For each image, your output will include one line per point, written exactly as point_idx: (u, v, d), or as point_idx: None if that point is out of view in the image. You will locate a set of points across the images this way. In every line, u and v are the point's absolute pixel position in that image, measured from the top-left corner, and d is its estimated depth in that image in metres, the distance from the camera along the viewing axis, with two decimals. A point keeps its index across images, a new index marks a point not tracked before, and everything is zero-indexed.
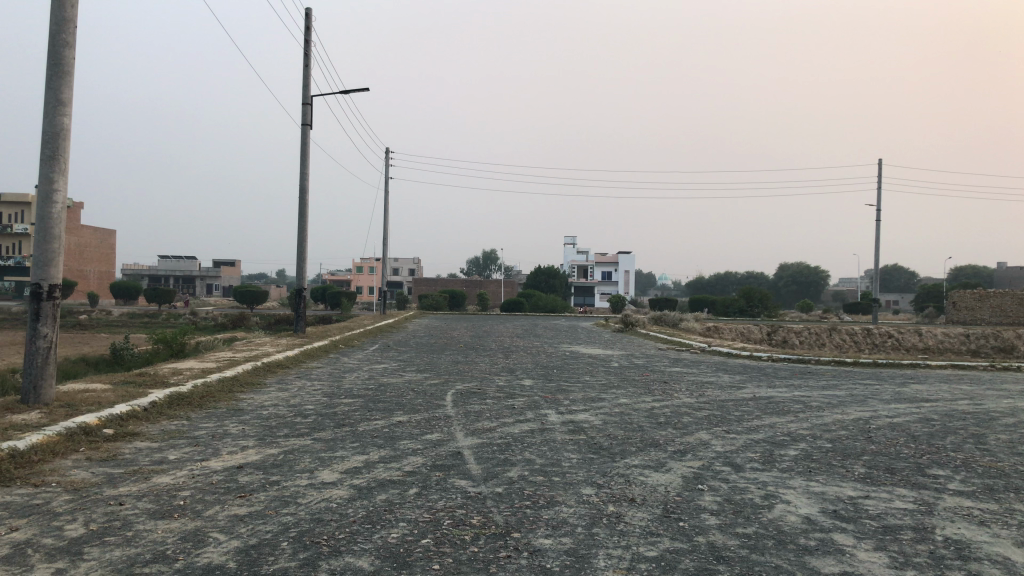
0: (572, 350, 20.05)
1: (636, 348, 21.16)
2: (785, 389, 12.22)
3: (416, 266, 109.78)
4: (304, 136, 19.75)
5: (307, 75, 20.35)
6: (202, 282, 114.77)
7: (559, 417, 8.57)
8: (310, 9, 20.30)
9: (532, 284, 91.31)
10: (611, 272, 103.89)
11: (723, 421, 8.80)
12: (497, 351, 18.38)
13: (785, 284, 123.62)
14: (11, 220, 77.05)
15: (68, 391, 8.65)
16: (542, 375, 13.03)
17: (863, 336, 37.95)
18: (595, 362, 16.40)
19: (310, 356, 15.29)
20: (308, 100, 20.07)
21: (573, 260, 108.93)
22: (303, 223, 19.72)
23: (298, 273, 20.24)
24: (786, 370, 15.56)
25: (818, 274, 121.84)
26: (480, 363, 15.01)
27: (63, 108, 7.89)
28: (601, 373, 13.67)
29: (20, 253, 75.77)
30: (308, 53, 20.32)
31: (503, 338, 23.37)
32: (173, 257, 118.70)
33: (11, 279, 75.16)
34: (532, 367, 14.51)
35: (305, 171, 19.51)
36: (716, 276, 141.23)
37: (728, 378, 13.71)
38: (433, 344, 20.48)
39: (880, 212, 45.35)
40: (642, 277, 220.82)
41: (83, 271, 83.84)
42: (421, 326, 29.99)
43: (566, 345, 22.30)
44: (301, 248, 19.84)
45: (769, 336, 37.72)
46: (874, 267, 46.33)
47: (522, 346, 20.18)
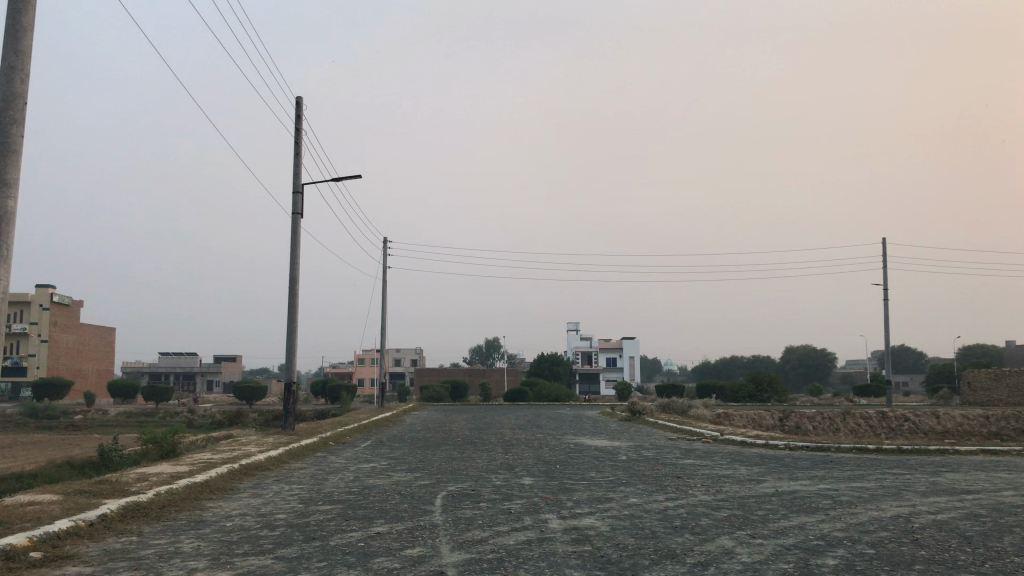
0: (577, 443, 18.91)
1: (644, 439, 20.07)
2: (808, 482, 11.16)
3: (418, 356, 108.60)
4: (294, 225, 19.19)
5: (298, 164, 19.96)
6: (204, 377, 113.49)
7: (561, 523, 7.59)
8: (301, 98, 20.05)
9: (536, 372, 90.11)
10: (616, 358, 102.76)
11: (746, 523, 7.80)
12: (496, 445, 17.29)
13: (792, 367, 122.22)
14: (10, 319, 76.60)
15: (8, 505, 7.69)
16: (544, 472, 12.03)
17: (878, 420, 36.64)
18: (601, 455, 15.30)
19: (295, 456, 14.27)
20: (300, 189, 19.60)
21: (578, 347, 107.87)
22: (292, 315, 19.00)
23: (288, 366, 19.36)
24: (807, 459, 14.45)
25: (824, 356, 120.64)
26: (477, 460, 13.97)
27: (6, 189, 7.27)
28: (608, 469, 12.61)
29: (19, 353, 75.11)
30: (299, 141, 19.98)
31: (504, 430, 22.22)
32: (175, 354, 117.89)
33: (8, 380, 74.26)
34: (533, 463, 13.46)
35: (295, 260, 18.89)
36: (722, 361, 140.03)
37: (746, 470, 12.64)
38: (430, 439, 19.37)
39: (887, 292, 44.54)
40: (647, 364, 219.65)
41: (82, 370, 82.89)
42: (420, 420, 28.87)
43: (570, 436, 21.17)
44: (291, 340, 19.05)
45: (782, 422, 36.41)
46: (885, 347, 45.25)
47: (523, 439, 19.04)
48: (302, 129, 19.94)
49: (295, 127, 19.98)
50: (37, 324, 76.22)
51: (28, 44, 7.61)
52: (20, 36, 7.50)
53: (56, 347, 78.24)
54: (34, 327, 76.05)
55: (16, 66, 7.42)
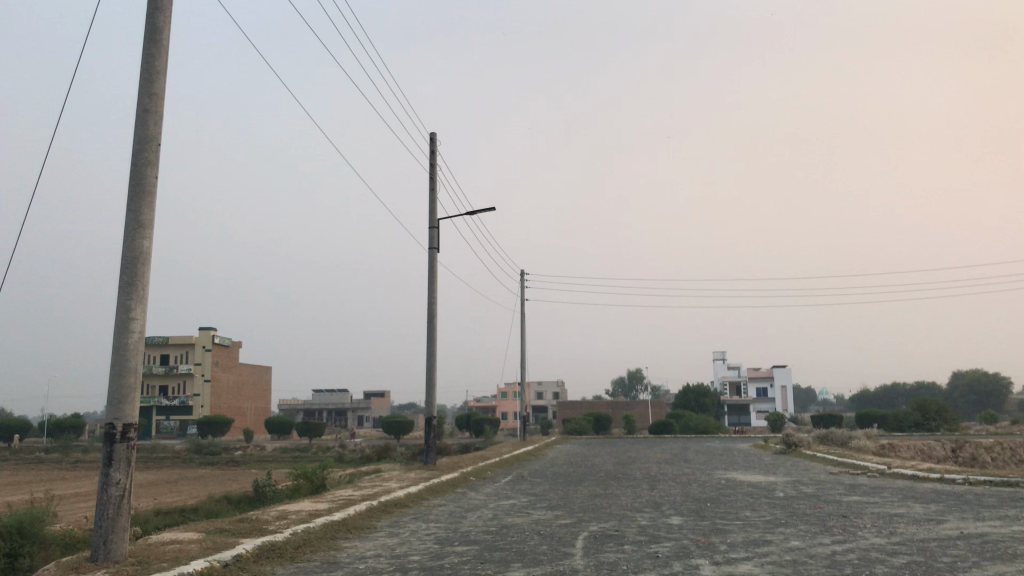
0: (729, 478, 17.82)
1: (802, 473, 18.70)
2: (999, 523, 9.82)
3: (561, 389, 108.20)
4: (431, 260, 19.24)
5: (433, 199, 20.09)
6: (354, 413, 117.29)
7: (715, 570, 6.86)
8: (434, 133, 20.24)
9: (681, 404, 87.71)
10: (766, 388, 98.72)
11: (932, 572, 6.79)
12: (642, 480, 16.47)
13: (960, 394, 113.65)
14: (178, 361, 81.79)
15: (150, 544, 7.74)
16: (693, 511, 11.20)
17: None
18: (755, 491, 14.25)
19: (435, 493, 14.03)
20: (435, 224, 19.69)
21: (724, 377, 104.38)
22: (431, 350, 18.98)
23: (428, 400, 19.31)
24: (994, 497, 12.90)
25: (999, 382, 111.28)
26: (621, 497, 13.23)
27: (142, 230, 7.46)
28: (764, 508, 11.63)
29: (186, 393, 79.93)
30: (434, 175, 20.12)
31: (650, 465, 21.32)
32: (327, 391, 122.70)
33: (177, 419, 79.11)
34: (682, 500, 12.63)
35: (432, 295, 18.91)
36: (881, 389, 132.09)
37: (923, 509, 11.32)
38: (572, 474, 18.76)
39: None
40: (799, 394, 210.45)
41: (242, 408, 87.38)
42: (563, 453, 28.34)
43: (721, 471, 20.02)
44: (431, 374, 19.01)
45: (955, 454, 33.38)
46: None
47: (670, 475, 18.13)
48: (436, 164, 20.08)
49: (429, 163, 20.15)
50: (202, 364, 81.16)
51: (160, 88, 7.89)
52: (155, 81, 7.76)
53: (219, 386, 82.98)
54: (199, 368, 80.89)
55: (150, 109, 7.67)
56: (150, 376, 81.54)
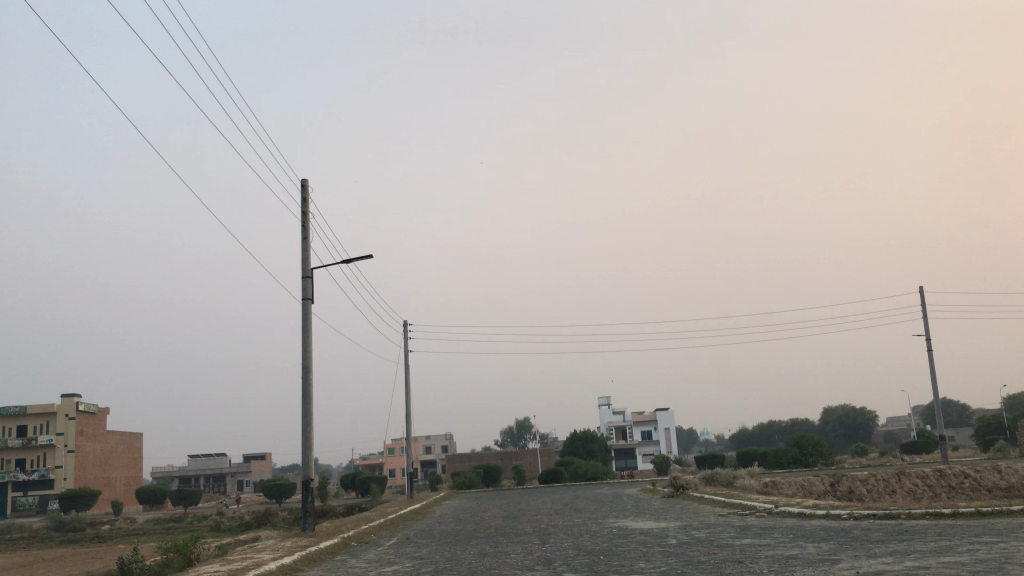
0: (621, 526, 17.41)
1: (693, 517, 18.53)
2: (891, 559, 9.71)
3: (449, 442, 106.48)
4: (305, 311, 18.26)
5: (306, 248, 19.17)
6: (233, 478, 111.73)
7: None
8: (305, 179, 19.41)
9: (570, 451, 87.75)
10: (651, 431, 100.20)
11: None
12: (532, 535, 15.84)
13: (832, 429, 118.75)
14: (37, 431, 75.92)
15: None
16: (587, 567, 10.64)
17: (936, 478, 34.65)
18: (649, 540, 13.89)
19: (310, 563, 12.96)
20: (309, 273, 18.77)
21: (611, 422, 105.39)
22: (306, 406, 17.89)
23: (305, 461, 18.16)
24: (879, 531, 12.99)
25: (865, 416, 117.10)
26: (511, 555, 12.54)
27: None
28: (659, 558, 11.19)
29: (46, 466, 74.07)
30: (305, 223, 19.23)
31: (540, 516, 20.66)
32: (203, 456, 116.56)
33: (36, 494, 73.08)
34: (574, 554, 12.08)
35: (306, 348, 17.88)
36: (759, 428, 136.67)
37: (814, 548, 11.18)
38: (461, 532, 17.91)
39: (929, 340, 42.75)
40: (683, 436, 215.33)
41: (109, 479, 81.65)
42: (452, 510, 27.39)
43: (612, 519, 19.61)
44: (306, 432, 17.90)
45: (833, 487, 34.33)
46: (932, 398, 43.26)
47: (561, 526, 17.60)
48: (308, 212, 19.22)
49: (301, 211, 19.27)
50: (64, 434, 75.60)
51: None
52: None
53: (83, 456, 77.37)
54: (61, 438, 75.26)
55: None
56: (5, 450, 75.21)
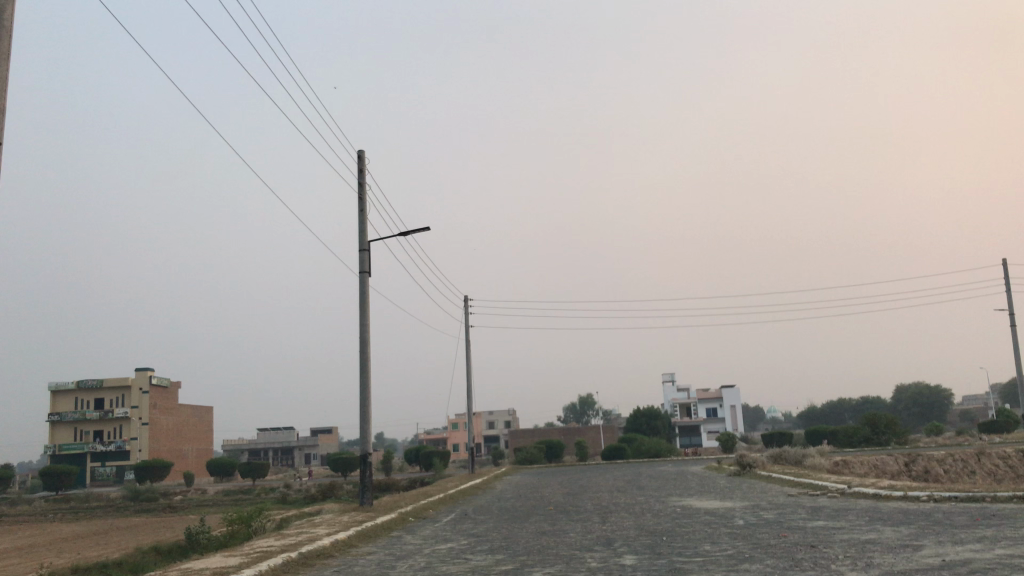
0: (682, 505, 16.83)
1: (759, 497, 17.85)
2: (981, 547, 8.91)
3: (512, 417, 106.67)
4: (362, 284, 18.04)
5: (362, 220, 18.93)
6: (301, 451, 114.00)
7: None
8: (362, 150, 19.13)
9: (633, 428, 87.01)
10: (716, 408, 98.76)
11: None
12: (592, 513, 15.36)
13: (905, 407, 115.44)
14: (114, 404, 78.48)
15: None
16: (649, 548, 10.08)
17: (1019, 459, 33.10)
18: (713, 520, 13.28)
19: (365, 538, 12.75)
20: (366, 245, 18.53)
21: (675, 399, 104.20)
22: (364, 380, 17.71)
23: (363, 434, 18.00)
24: (964, 514, 12.12)
25: (940, 394, 113.44)
26: (569, 534, 12.08)
27: None
28: (724, 540, 10.56)
29: (122, 437, 76.60)
30: (362, 196, 18.98)
31: (602, 494, 20.19)
32: (272, 430, 119.27)
33: (113, 465, 75.64)
34: (637, 534, 11.57)
35: (363, 321, 17.68)
36: (828, 406, 133.73)
37: (895, 534, 10.39)
38: (519, 508, 17.55)
39: (1012, 315, 40.77)
40: (749, 414, 212.59)
41: (182, 451, 84.00)
42: (512, 485, 27.12)
43: (674, 498, 19.05)
44: (364, 407, 17.74)
45: (908, 468, 33.00)
46: (1014, 374, 41.31)
47: (623, 504, 17.08)
48: (365, 183, 18.94)
49: (357, 182, 19.02)
50: (139, 407, 77.98)
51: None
52: None
53: (158, 429, 79.71)
54: (136, 411, 77.66)
55: None
56: (84, 421, 77.92)
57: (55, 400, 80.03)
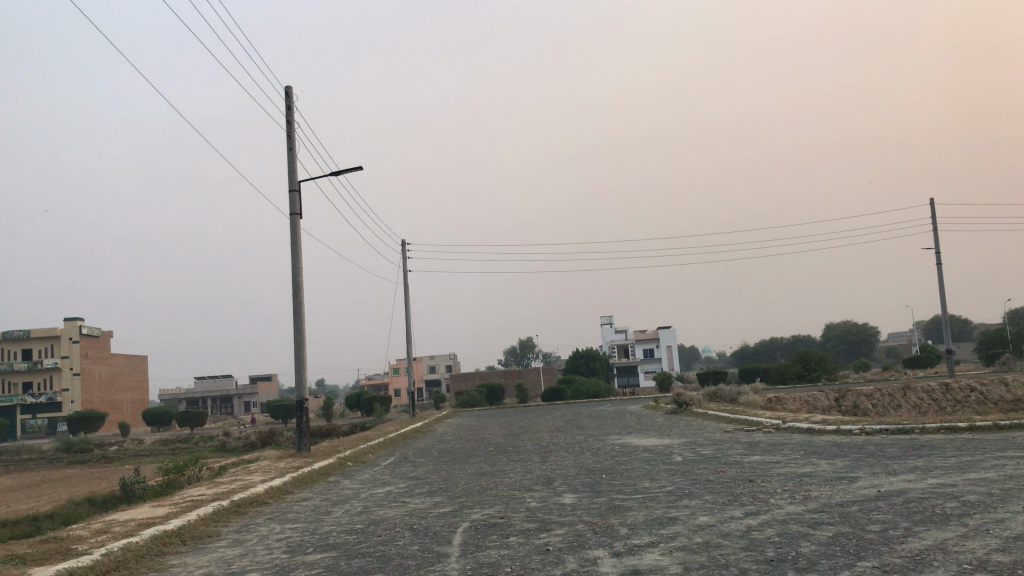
0: (622, 443, 16.93)
1: (697, 433, 18.10)
2: (913, 477, 9.02)
3: (453, 361, 107.01)
4: (293, 227, 17.44)
5: (292, 159, 18.23)
6: (240, 399, 112.72)
7: (610, 562, 5.71)
8: (289, 86, 18.34)
9: (573, 369, 88.10)
10: (653, 349, 100.57)
11: (868, 542, 5.81)
12: (532, 453, 15.33)
13: (834, 344, 119.35)
14: (41, 355, 76.10)
15: None
16: (589, 487, 10.01)
17: (942, 392, 34.39)
18: (652, 457, 13.35)
19: (300, 485, 12.44)
20: (296, 186, 17.87)
21: (613, 340, 105.74)
22: (298, 325, 17.27)
23: (298, 380, 17.61)
24: (895, 446, 12.38)
25: (867, 331, 117.47)
26: (509, 474, 11.96)
27: None
28: (663, 477, 10.55)
29: (52, 388, 74.52)
30: (291, 133, 18.24)
31: (542, 434, 20.27)
32: (210, 378, 117.53)
33: (44, 417, 73.68)
34: (577, 473, 11.51)
35: (296, 264, 17.13)
36: (761, 345, 137.52)
37: (830, 466, 10.51)
38: (459, 450, 17.45)
39: (938, 253, 42.00)
40: (685, 353, 217.52)
41: (116, 401, 82.16)
42: (453, 428, 27.11)
43: (613, 436, 19.21)
44: (298, 352, 17.32)
45: (838, 403, 33.99)
46: (940, 310, 42.78)
47: (563, 444, 17.13)
48: (294, 121, 18.20)
49: (285, 119, 18.26)
50: (69, 357, 75.80)
51: None
52: None
53: (89, 379, 77.70)
54: (66, 361, 75.51)
55: None
56: (11, 373, 75.44)
57: None
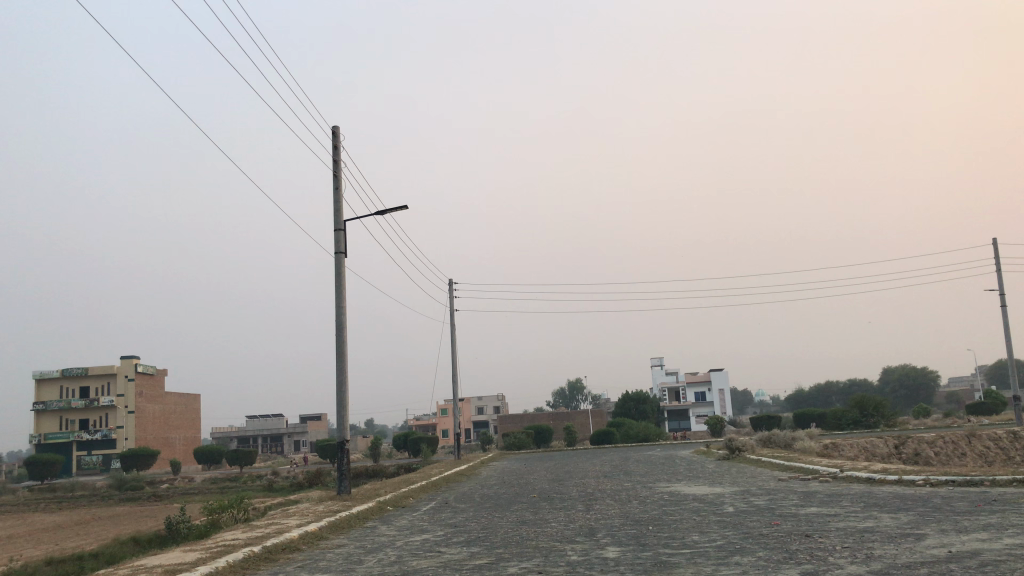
0: (671, 491, 16.28)
1: (750, 482, 17.35)
2: (986, 536, 8.32)
3: (501, 403, 106.36)
4: (337, 265, 17.36)
5: (338, 198, 18.22)
6: (290, 438, 113.39)
7: None
8: (337, 126, 18.41)
9: (622, 411, 86.82)
10: (705, 392, 98.75)
11: None
12: (576, 500, 14.79)
13: (892, 389, 115.89)
14: (98, 392, 77.61)
15: None
16: (634, 540, 9.48)
17: (1009, 441, 32.80)
18: (703, 507, 12.71)
19: (337, 530, 12.12)
20: (341, 225, 17.83)
21: (664, 383, 104.20)
22: (340, 366, 17.07)
23: (340, 420, 17.38)
24: (964, 500, 11.58)
25: (928, 376, 113.89)
26: (551, 523, 11.49)
27: None
28: (715, 529, 9.97)
29: (108, 426, 75.84)
30: (337, 172, 18.26)
31: (588, 480, 19.68)
32: (261, 417, 118.66)
33: (99, 454, 74.84)
34: (623, 524, 10.99)
35: (339, 303, 17.00)
36: (817, 389, 134.28)
37: (894, 520, 9.82)
38: (502, 496, 16.96)
39: (1004, 295, 40.52)
40: (737, 396, 213.41)
41: (169, 439, 83.19)
42: (498, 472, 26.61)
43: (662, 483, 18.52)
44: (341, 393, 17.11)
45: (898, 450, 32.62)
46: (1006, 355, 41.16)
47: (609, 491, 16.54)
48: (340, 160, 18.23)
49: (332, 159, 18.29)
50: (124, 395, 77.15)
51: None
52: None
53: (144, 417, 78.90)
54: (122, 399, 76.90)
55: None
56: (68, 410, 76.97)
57: (40, 389, 79.13)
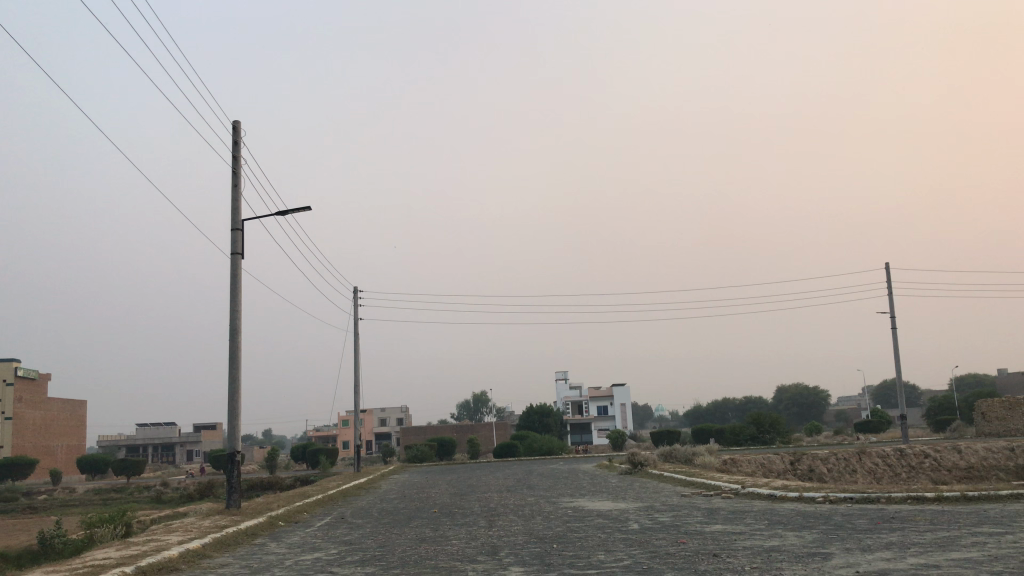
0: (575, 507, 16.01)
1: (654, 497, 17.26)
2: (893, 555, 8.22)
3: (404, 414, 104.88)
4: (233, 267, 16.43)
5: (237, 197, 17.32)
6: (182, 447, 108.88)
7: None
8: (237, 120, 17.51)
9: (525, 425, 86.84)
10: (607, 407, 99.91)
11: None
12: (479, 516, 14.32)
13: (785, 407, 119.98)
14: None
15: None
16: (540, 559, 9.07)
17: (896, 458, 34.04)
18: (608, 524, 12.42)
19: (221, 548, 11.26)
20: (239, 224, 16.93)
21: (567, 397, 104.91)
22: (234, 371, 16.15)
23: (231, 431, 16.43)
24: (865, 518, 11.64)
25: (818, 395, 118.37)
26: (452, 541, 10.98)
27: None
28: (621, 548, 9.64)
29: None
30: (237, 168, 17.36)
31: (491, 495, 19.23)
32: (152, 425, 113.64)
33: None
34: (527, 542, 10.55)
35: (235, 306, 16.10)
36: (714, 405, 137.89)
37: (800, 539, 9.71)
38: (402, 511, 16.33)
39: (894, 317, 42.24)
40: (638, 411, 217.36)
41: (49, 447, 78.50)
42: (400, 485, 25.87)
43: (566, 498, 18.23)
44: (232, 401, 16.18)
45: (794, 467, 33.40)
46: (895, 375, 42.89)
47: (512, 506, 16.14)
48: (240, 156, 17.34)
49: (231, 154, 17.39)
50: (2, 400, 72.55)
51: None
52: None
53: (22, 424, 74.29)
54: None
55: None
56: None
57: None
